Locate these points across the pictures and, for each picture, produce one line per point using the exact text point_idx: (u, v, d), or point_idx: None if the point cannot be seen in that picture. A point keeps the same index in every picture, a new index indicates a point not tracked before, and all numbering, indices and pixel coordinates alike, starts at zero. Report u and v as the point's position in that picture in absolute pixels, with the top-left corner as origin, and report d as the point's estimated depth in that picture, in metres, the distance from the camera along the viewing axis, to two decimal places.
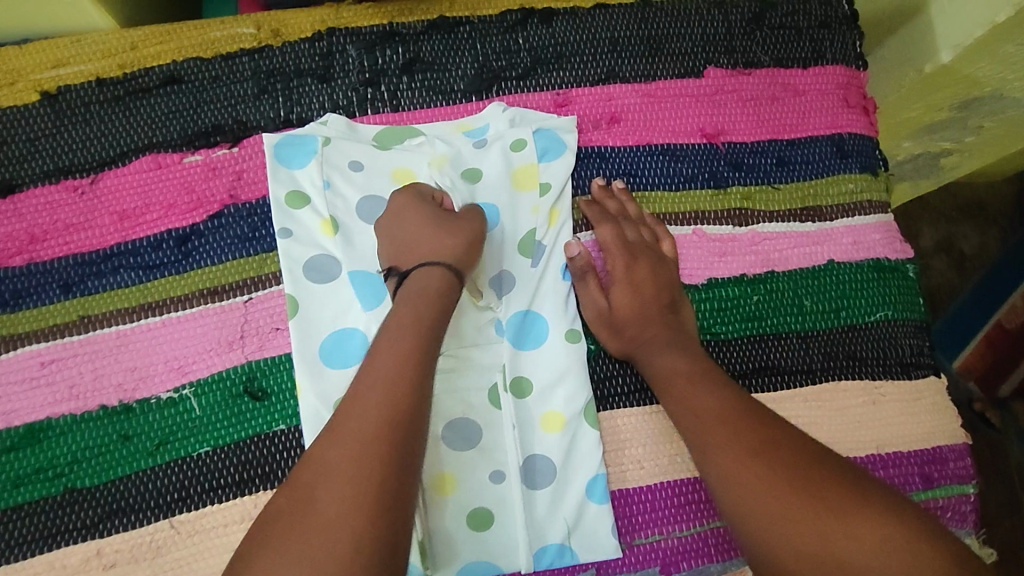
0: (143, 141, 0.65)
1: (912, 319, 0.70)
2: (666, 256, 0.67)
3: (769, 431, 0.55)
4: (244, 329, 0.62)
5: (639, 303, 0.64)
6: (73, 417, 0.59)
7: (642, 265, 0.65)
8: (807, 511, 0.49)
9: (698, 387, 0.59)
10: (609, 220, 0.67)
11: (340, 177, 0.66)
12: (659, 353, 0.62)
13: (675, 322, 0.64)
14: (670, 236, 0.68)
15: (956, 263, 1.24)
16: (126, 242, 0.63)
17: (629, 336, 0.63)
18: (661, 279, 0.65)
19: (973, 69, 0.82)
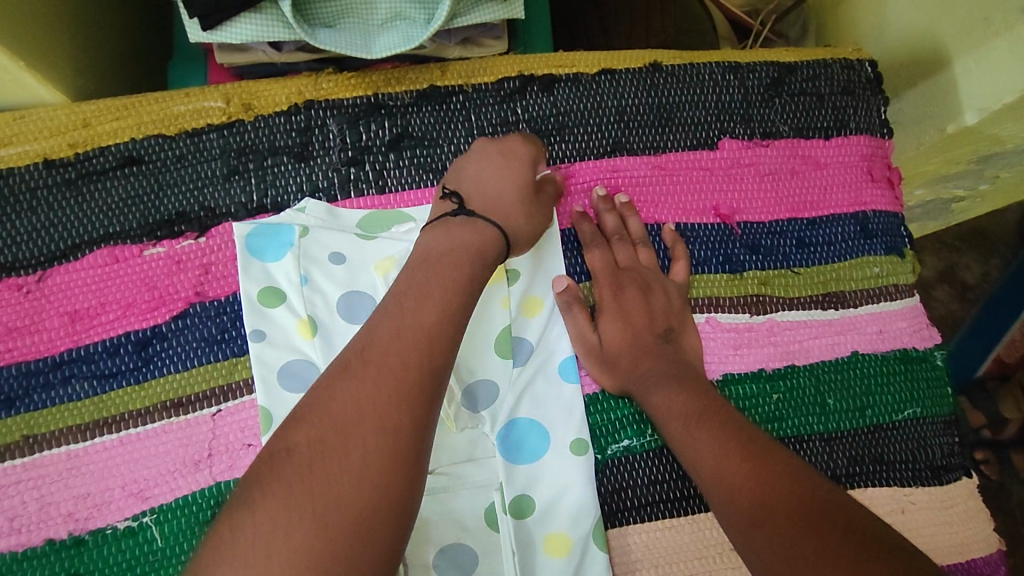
0: (98, 231, 0.59)
1: (941, 415, 0.65)
2: (671, 277, 0.63)
3: (790, 482, 0.49)
4: (213, 447, 0.55)
5: (634, 340, 0.59)
6: (15, 555, 0.52)
7: (632, 293, 0.61)
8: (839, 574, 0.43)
9: (711, 430, 0.53)
10: (594, 239, 0.63)
11: (320, 270, 0.59)
12: (655, 389, 0.57)
13: (669, 351, 0.59)
14: (686, 258, 0.63)
15: (958, 294, 1.16)
16: (78, 348, 0.56)
17: (625, 370, 0.59)
18: (659, 307, 0.61)
19: (997, 129, 0.76)
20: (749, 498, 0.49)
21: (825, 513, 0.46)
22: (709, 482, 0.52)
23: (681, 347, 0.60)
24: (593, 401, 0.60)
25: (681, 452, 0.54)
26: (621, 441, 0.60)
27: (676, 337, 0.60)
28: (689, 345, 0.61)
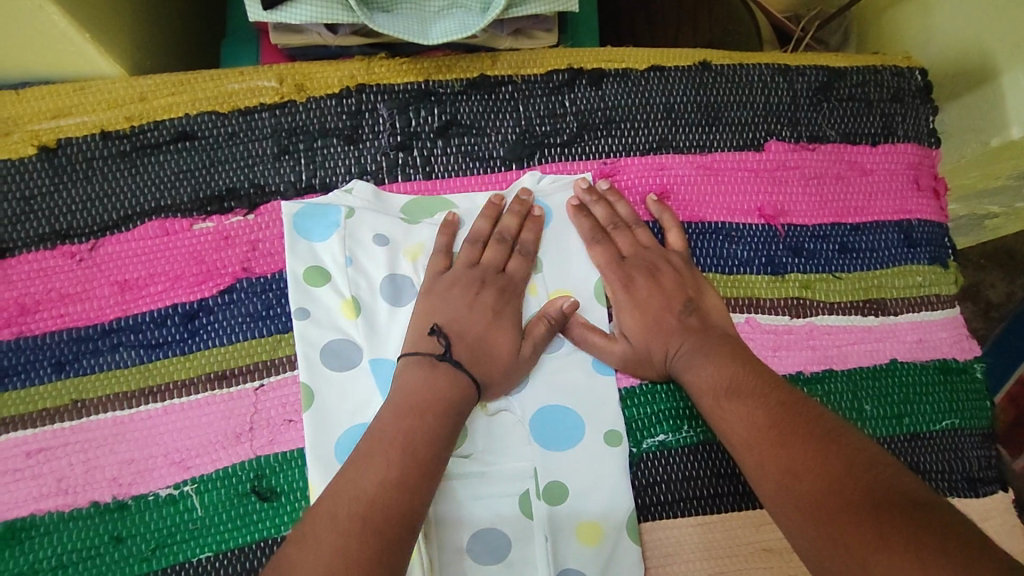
0: (150, 204, 0.60)
1: (980, 428, 0.64)
2: (669, 248, 0.62)
3: (812, 454, 0.47)
4: (254, 420, 0.56)
5: (653, 326, 0.59)
6: (59, 515, 0.53)
7: (641, 280, 0.61)
8: (851, 552, 0.42)
9: (739, 400, 0.53)
10: (626, 229, 0.63)
11: (364, 252, 0.60)
12: (692, 369, 0.56)
13: (698, 324, 0.59)
14: (677, 226, 0.63)
15: (983, 312, 1.13)
16: (126, 317, 0.57)
17: (661, 360, 0.59)
18: (671, 283, 0.60)
19: None
20: (777, 470, 0.48)
21: (843, 480, 0.45)
22: (740, 453, 0.52)
23: (705, 318, 0.59)
24: (630, 395, 0.60)
25: (715, 422, 0.54)
26: (656, 436, 0.60)
27: (697, 309, 0.60)
28: (711, 317, 0.60)
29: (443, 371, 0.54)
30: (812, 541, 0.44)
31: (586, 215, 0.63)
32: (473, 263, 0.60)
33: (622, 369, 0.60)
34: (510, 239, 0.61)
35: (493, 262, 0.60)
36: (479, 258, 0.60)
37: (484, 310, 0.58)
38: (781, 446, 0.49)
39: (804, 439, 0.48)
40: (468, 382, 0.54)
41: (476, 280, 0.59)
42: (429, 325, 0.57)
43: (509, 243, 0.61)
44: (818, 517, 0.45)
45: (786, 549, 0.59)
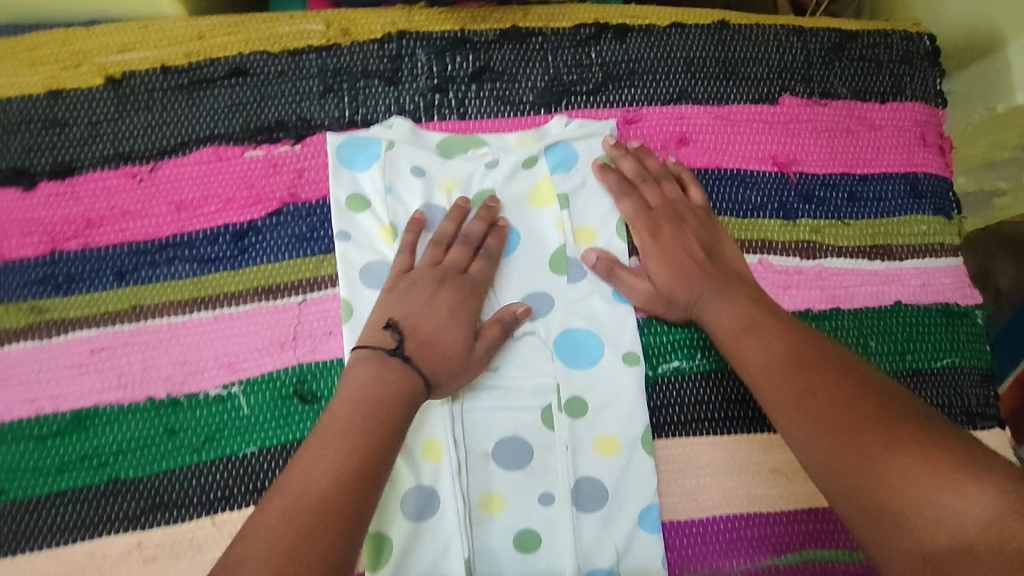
0: (204, 132, 0.64)
1: (979, 367, 0.67)
2: (693, 203, 0.66)
3: (822, 378, 0.51)
4: (297, 330, 0.61)
5: (678, 268, 0.62)
6: (119, 407, 0.58)
7: (668, 229, 0.64)
8: (861, 467, 0.46)
9: (754, 337, 0.57)
10: (654, 180, 0.66)
11: (402, 182, 0.64)
12: (712, 309, 0.60)
13: (717, 270, 0.62)
14: (697, 183, 0.67)
15: None
16: (181, 233, 0.62)
17: (683, 302, 0.62)
18: (694, 233, 0.64)
19: None
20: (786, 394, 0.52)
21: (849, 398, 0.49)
22: (755, 386, 0.55)
23: (724, 266, 0.63)
24: (647, 323, 0.64)
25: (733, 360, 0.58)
26: (671, 362, 0.64)
27: (716, 258, 0.63)
28: (730, 265, 0.63)
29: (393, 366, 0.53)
30: (822, 465, 0.48)
31: (613, 171, 0.66)
32: (435, 263, 0.61)
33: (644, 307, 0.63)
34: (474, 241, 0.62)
35: (456, 261, 0.61)
36: (442, 258, 0.61)
37: (442, 305, 0.58)
38: (794, 378, 0.52)
39: (814, 372, 0.52)
40: (417, 378, 0.54)
41: (436, 278, 0.59)
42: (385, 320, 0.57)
43: (472, 244, 0.62)
44: (827, 442, 0.48)
45: (788, 469, 0.63)
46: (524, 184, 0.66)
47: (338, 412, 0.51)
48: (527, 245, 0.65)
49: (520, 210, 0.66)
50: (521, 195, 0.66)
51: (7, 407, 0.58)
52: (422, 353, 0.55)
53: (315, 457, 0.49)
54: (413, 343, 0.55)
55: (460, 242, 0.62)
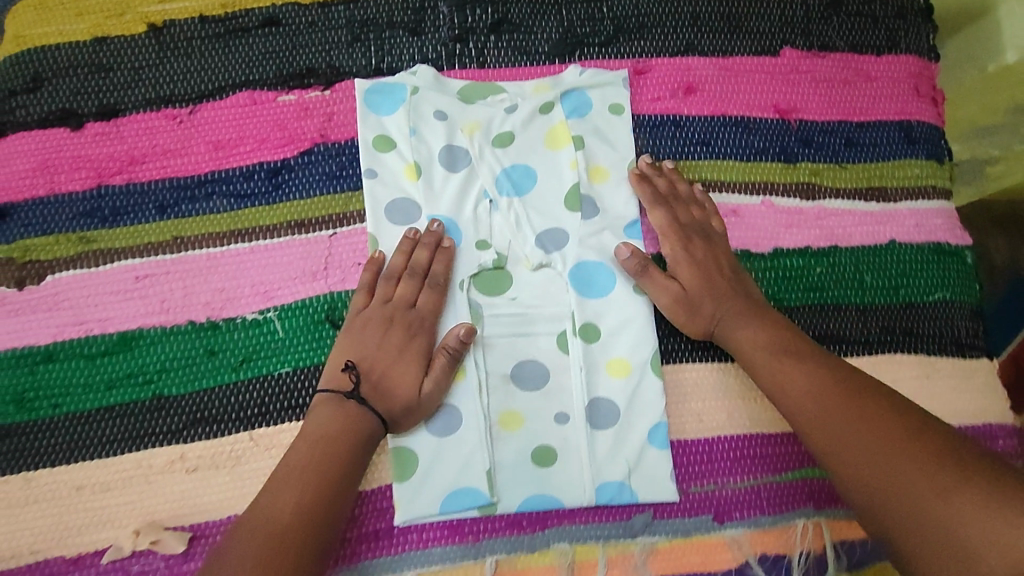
0: (239, 78, 0.68)
1: (969, 302, 0.71)
2: (717, 231, 0.68)
3: (858, 415, 0.55)
4: (329, 262, 0.65)
5: (705, 281, 0.65)
6: (163, 329, 0.62)
7: (698, 243, 0.67)
8: (925, 494, 0.48)
9: (791, 364, 0.60)
10: (681, 202, 0.68)
11: (426, 125, 0.68)
12: (738, 326, 0.64)
13: (743, 291, 0.65)
14: (718, 215, 0.69)
15: None
16: (219, 170, 0.66)
17: (708, 313, 0.65)
18: (719, 253, 0.67)
19: None
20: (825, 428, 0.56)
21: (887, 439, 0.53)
22: (796, 416, 0.59)
23: (750, 289, 0.66)
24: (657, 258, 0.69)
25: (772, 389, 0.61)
26: None
27: (743, 279, 0.66)
28: (757, 292, 0.66)
29: (351, 407, 0.59)
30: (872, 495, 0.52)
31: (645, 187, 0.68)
32: (386, 301, 0.63)
33: (665, 308, 0.65)
34: (421, 271, 0.64)
35: (405, 296, 0.63)
36: (392, 294, 0.63)
37: (394, 347, 0.62)
38: (838, 413, 0.56)
39: (852, 407, 0.56)
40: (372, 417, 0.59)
41: (386, 320, 0.62)
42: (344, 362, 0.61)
43: (419, 278, 0.64)
44: (878, 477, 0.52)
45: None
46: (541, 128, 0.70)
47: (302, 446, 0.57)
48: (543, 184, 0.69)
49: (538, 153, 0.70)
50: (538, 139, 0.70)
51: (56, 329, 0.62)
52: (376, 394, 0.60)
53: (284, 481, 0.56)
54: (369, 384, 0.60)
55: (407, 275, 0.64)
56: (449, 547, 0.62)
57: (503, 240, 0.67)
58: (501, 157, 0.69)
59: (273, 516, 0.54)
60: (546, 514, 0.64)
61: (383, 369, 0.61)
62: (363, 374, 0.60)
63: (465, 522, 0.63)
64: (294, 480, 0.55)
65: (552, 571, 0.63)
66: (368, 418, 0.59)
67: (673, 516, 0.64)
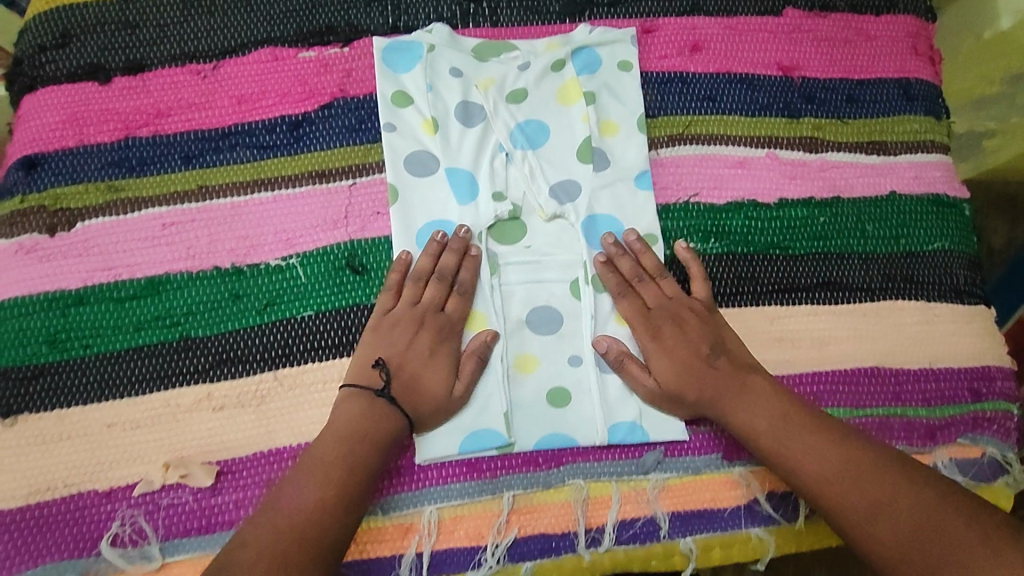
0: (261, 36, 0.70)
1: (968, 252, 0.74)
2: (694, 297, 0.67)
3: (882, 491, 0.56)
4: (349, 211, 0.67)
5: (684, 368, 0.64)
6: (189, 274, 0.64)
7: (668, 328, 0.66)
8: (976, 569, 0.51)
9: (796, 445, 0.60)
10: (652, 279, 0.67)
11: (442, 82, 0.70)
12: (730, 413, 0.63)
13: (724, 370, 0.64)
14: (701, 277, 0.68)
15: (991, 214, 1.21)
16: (243, 123, 0.68)
17: (693, 399, 0.64)
18: (696, 329, 0.65)
19: None
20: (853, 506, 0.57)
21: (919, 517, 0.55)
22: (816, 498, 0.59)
23: (731, 359, 0.65)
24: (666, 208, 0.71)
25: (783, 467, 0.61)
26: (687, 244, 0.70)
27: (725, 352, 0.65)
28: (740, 359, 0.65)
29: (380, 406, 0.60)
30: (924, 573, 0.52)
31: (614, 269, 0.67)
32: (416, 303, 0.64)
33: (646, 400, 0.66)
34: (449, 275, 0.65)
35: (433, 300, 0.65)
36: (420, 297, 0.65)
37: (424, 348, 0.63)
38: (869, 479, 0.57)
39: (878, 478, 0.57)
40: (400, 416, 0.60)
41: (417, 320, 0.64)
42: (373, 359, 0.62)
43: (448, 281, 0.65)
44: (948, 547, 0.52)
45: (795, 339, 0.69)
46: (553, 85, 0.72)
47: (329, 441, 0.58)
48: (556, 138, 0.71)
49: (550, 109, 0.72)
50: (550, 95, 0.72)
51: (86, 274, 0.64)
52: (406, 394, 0.61)
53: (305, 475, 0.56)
54: (399, 382, 0.61)
55: (437, 278, 0.65)
56: (467, 483, 0.64)
57: (517, 191, 0.70)
58: (514, 113, 0.71)
59: (295, 513, 0.54)
60: (560, 452, 0.66)
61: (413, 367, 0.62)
62: (394, 372, 0.62)
63: (483, 460, 0.65)
64: (319, 473, 0.56)
65: (568, 507, 0.65)
66: (397, 417, 0.60)
67: (683, 455, 0.67)
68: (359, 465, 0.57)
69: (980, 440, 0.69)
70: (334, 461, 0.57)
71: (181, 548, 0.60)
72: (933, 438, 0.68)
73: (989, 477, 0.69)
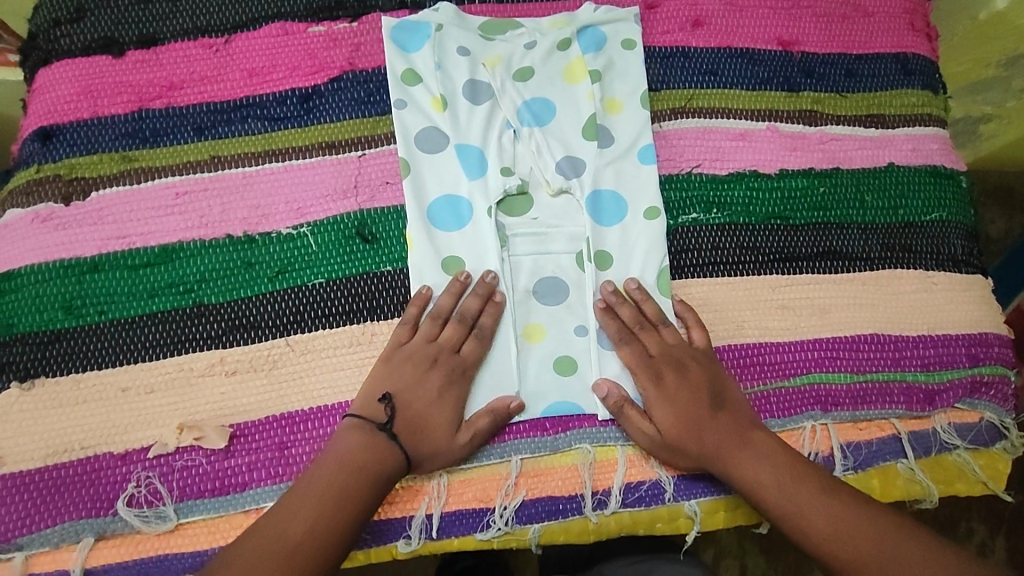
0: (272, 11, 0.71)
1: (964, 223, 0.75)
2: (694, 347, 0.66)
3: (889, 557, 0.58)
4: (358, 181, 0.68)
5: (685, 419, 0.64)
6: (202, 242, 0.66)
7: (670, 376, 0.65)
8: None
9: (806, 506, 0.61)
10: (648, 328, 0.67)
11: (450, 60, 0.72)
12: (734, 468, 0.63)
13: (725, 420, 0.64)
14: (700, 326, 0.67)
15: None
16: (254, 96, 0.69)
17: (693, 452, 0.64)
18: (697, 379, 0.65)
19: None
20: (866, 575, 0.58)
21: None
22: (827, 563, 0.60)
23: (730, 409, 0.65)
24: (669, 181, 0.72)
25: (790, 532, 0.61)
26: (690, 215, 0.72)
27: (724, 401, 0.65)
28: (739, 408, 0.65)
29: (381, 440, 0.60)
30: None
31: (613, 317, 0.67)
32: (430, 340, 0.64)
33: (645, 447, 0.65)
34: (470, 320, 0.65)
35: (450, 340, 0.65)
36: (437, 335, 0.64)
37: (432, 388, 0.63)
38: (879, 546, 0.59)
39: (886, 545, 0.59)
40: (399, 453, 0.60)
41: (429, 358, 0.63)
42: (382, 392, 0.62)
43: (467, 324, 0.65)
44: None
45: (796, 307, 0.71)
46: (558, 64, 0.74)
47: (327, 468, 0.58)
48: (561, 115, 0.72)
49: (556, 88, 0.73)
50: (556, 74, 0.73)
51: (101, 242, 0.65)
52: (408, 433, 0.61)
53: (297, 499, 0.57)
54: (404, 421, 0.61)
55: (456, 319, 0.65)
56: (476, 448, 0.65)
57: (524, 166, 0.71)
58: (521, 91, 0.72)
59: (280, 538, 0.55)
60: (567, 418, 0.67)
61: (421, 407, 0.62)
62: (399, 409, 0.62)
63: None
64: (311, 498, 0.57)
65: (575, 470, 0.66)
66: (397, 456, 0.60)
67: None
68: (350, 493, 0.57)
69: (978, 404, 0.70)
70: (325, 488, 0.57)
71: (197, 509, 0.61)
72: (932, 402, 0.70)
73: (988, 441, 0.71)
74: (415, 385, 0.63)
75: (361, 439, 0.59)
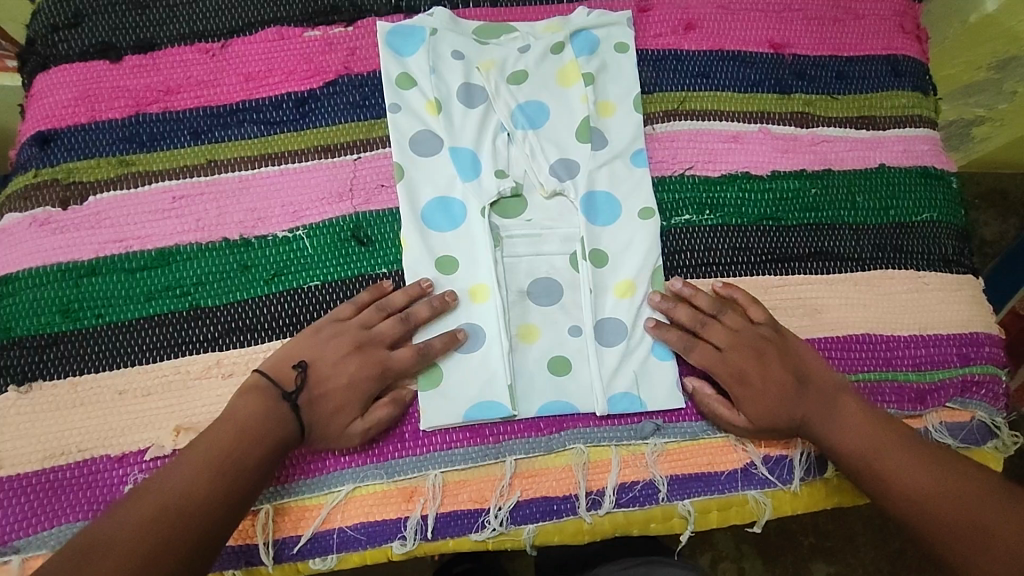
0: (268, 16, 0.72)
1: (955, 223, 0.76)
2: (760, 325, 0.67)
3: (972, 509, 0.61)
4: (354, 184, 0.69)
5: (769, 408, 0.65)
6: (199, 246, 0.66)
7: (751, 360, 0.66)
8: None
9: (897, 469, 0.63)
10: (721, 317, 0.68)
11: (445, 64, 0.72)
12: (825, 442, 0.65)
13: (809, 396, 0.65)
14: (757, 302, 0.68)
15: None
16: (250, 100, 0.70)
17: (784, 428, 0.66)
18: (778, 361, 0.66)
19: (1016, 23, 0.81)
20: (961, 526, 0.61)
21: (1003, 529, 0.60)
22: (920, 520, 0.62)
23: (813, 385, 0.66)
24: (661, 182, 0.73)
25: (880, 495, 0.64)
26: (682, 216, 0.72)
27: (806, 376, 0.66)
28: (823, 378, 0.66)
29: (281, 409, 0.59)
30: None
31: (677, 310, 0.68)
32: (366, 326, 0.64)
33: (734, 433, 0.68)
34: (415, 324, 0.65)
35: (386, 333, 0.64)
36: (375, 324, 0.64)
37: (345, 372, 0.62)
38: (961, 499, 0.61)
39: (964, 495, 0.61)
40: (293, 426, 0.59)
41: (355, 341, 0.63)
42: (297, 359, 0.62)
43: (408, 324, 0.65)
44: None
45: (788, 306, 0.71)
46: (551, 67, 0.74)
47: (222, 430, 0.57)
48: (556, 118, 0.73)
49: (550, 91, 0.74)
50: (549, 77, 0.74)
51: (99, 245, 0.65)
52: (311, 408, 0.61)
53: (183, 460, 0.56)
54: (313, 395, 0.61)
55: (400, 317, 0.65)
56: (470, 448, 0.65)
57: (518, 169, 0.72)
58: (515, 95, 0.73)
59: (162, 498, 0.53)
60: (561, 417, 0.67)
61: (337, 389, 0.62)
62: (309, 382, 0.61)
63: (486, 426, 0.66)
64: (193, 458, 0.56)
65: (570, 470, 0.66)
66: (292, 426, 0.60)
67: (682, 421, 0.68)
68: (240, 455, 0.57)
69: (969, 403, 0.71)
70: (216, 450, 0.56)
71: None
72: (923, 401, 0.70)
73: (979, 440, 0.71)
74: (338, 364, 0.62)
75: (262, 406, 0.59)
